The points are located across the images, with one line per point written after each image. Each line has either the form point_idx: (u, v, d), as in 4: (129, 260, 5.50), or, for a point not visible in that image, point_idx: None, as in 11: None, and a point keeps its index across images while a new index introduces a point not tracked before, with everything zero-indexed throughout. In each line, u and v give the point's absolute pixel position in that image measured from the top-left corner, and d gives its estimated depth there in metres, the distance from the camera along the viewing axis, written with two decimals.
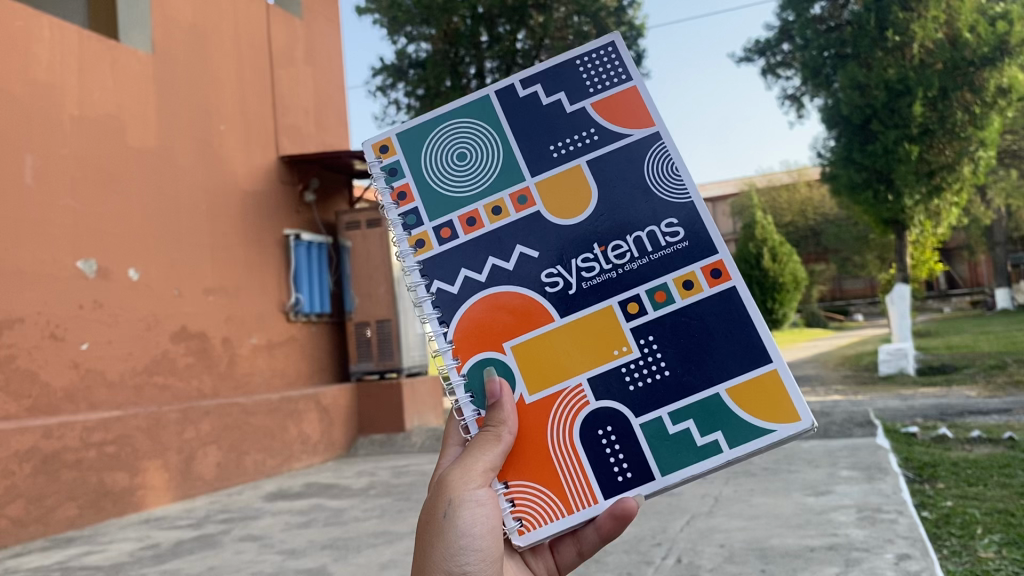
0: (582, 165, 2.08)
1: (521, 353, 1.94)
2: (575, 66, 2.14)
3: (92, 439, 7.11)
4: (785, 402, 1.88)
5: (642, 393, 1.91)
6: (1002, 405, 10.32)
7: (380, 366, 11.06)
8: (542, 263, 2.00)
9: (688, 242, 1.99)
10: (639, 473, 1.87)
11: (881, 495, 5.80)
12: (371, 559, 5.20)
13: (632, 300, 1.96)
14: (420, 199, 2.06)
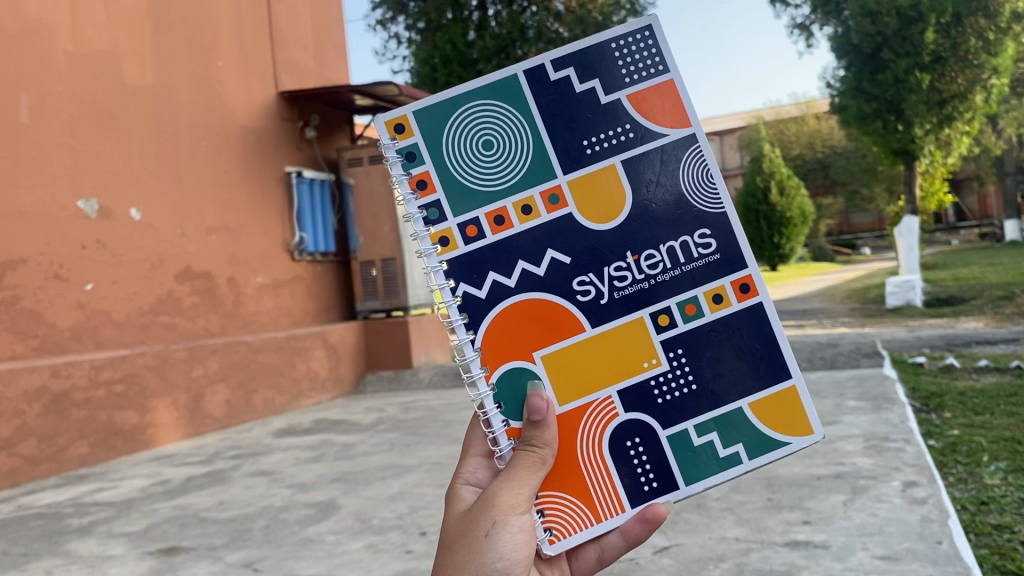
0: (618, 164, 1.82)
1: (554, 363, 1.75)
2: (610, 50, 1.83)
3: (101, 378, 7.14)
4: (803, 416, 1.76)
5: (669, 407, 1.76)
6: (1009, 335, 10.30)
7: (386, 304, 11.04)
8: (575, 272, 1.78)
9: (722, 254, 1.80)
10: (665, 482, 1.73)
11: (888, 425, 5.81)
12: (381, 491, 5.25)
13: (661, 313, 1.78)
14: (444, 192, 1.78)
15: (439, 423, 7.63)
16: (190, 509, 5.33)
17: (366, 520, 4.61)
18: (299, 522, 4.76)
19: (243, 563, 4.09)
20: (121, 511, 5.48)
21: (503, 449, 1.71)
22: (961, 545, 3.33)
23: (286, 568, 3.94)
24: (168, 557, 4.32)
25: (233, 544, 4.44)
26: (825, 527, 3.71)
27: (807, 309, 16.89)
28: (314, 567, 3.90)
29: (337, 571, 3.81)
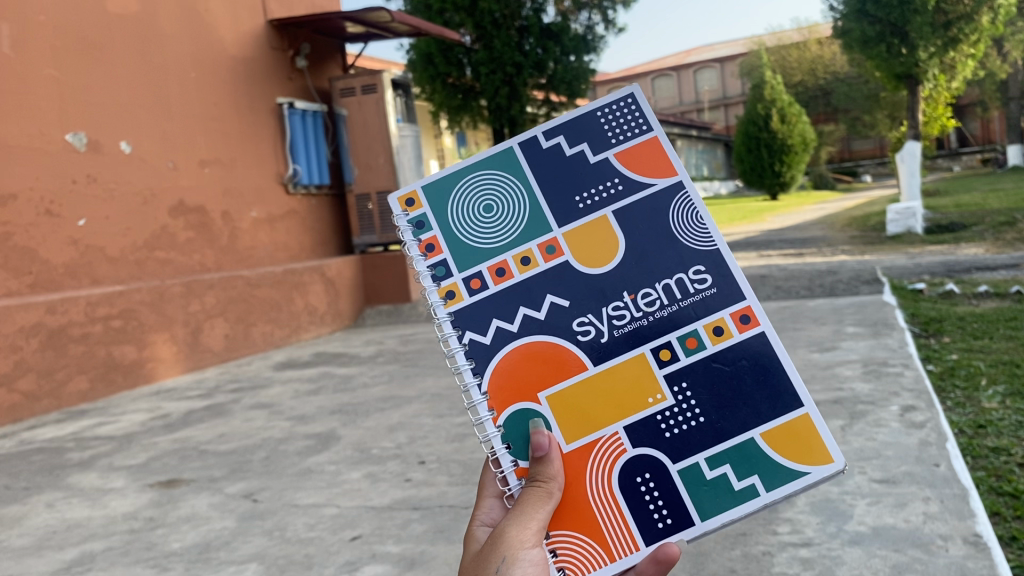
0: (609, 216, 1.73)
1: (562, 401, 1.61)
2: (598, 117, 1.77)
3: (98, 314, 7.12)
4: (819, 440, 1.57)
5: (676, 444, 1.58)
6: (1010, 260, 10.24)
7: (383, 237, 11.00)
8: (575, 313, 1.66)
9: (718, 289, 1.67)
10: (678, 518, 1.55)
11: (887, 350, 5.81)
12: (380, 422, 5.26)
13: (661, 347, 1.64)
14: (451, 251, 1.71)
15: (438, 355, 7.63)
16: (191, 442, 5.35)
17: (366, 450, 4.62)
18: (299, 452, 4.78)
19: (243, 494, 4.10)
20: (121, 445, 5.50)
21: (513, 488, 1.55)
22: (958, 467, 3.33)
23: (286, 498, 3.95)
24: (169, 489, 4.33)
25: (233, 476, 4.45)
26: None
27: (807, 237, 16.80)
28: (314, 497, 3.91)
29: (336, 500, 3.82)
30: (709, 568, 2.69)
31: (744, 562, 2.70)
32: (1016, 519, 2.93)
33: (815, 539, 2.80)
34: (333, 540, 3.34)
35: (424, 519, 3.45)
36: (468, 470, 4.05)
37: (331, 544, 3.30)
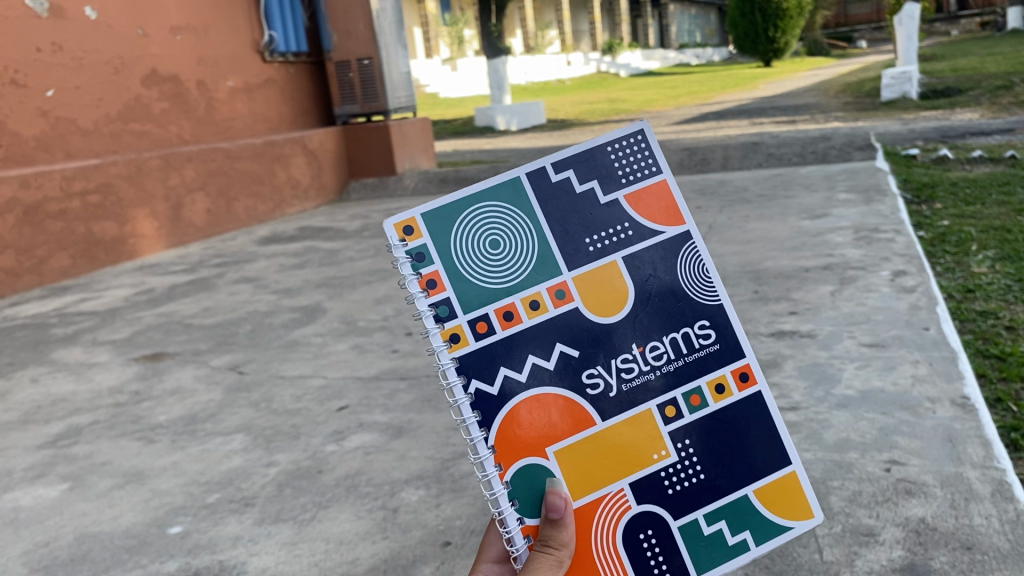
0: (619, 261, 1.37)
1: (579, 459, 1.32)
2: (608, 156, 1.37)
3: (74, 189, 6.93)
4: (801, 495, 1.35)
5: (677, 502, 1.33)
6: (1005, 126, 10.03)
7: (365, 108, 10.55)
8: (585, 368, 1.34)
9: (721, 346, 1.37)
10: (675, 566, 1.32)
11: (878, 217, 5.71)
12: (366, 295, 5.18)
13: (664, 403, 1.35)
14: (457, 287, 1.32)
15: None
16: (175, 316, 5.30)
17: (352, 322, 4.57)
18: (285, 325, 4.73)
19: (229, 367, 4.07)
20: (106, 320, 5.46)
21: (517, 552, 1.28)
22: (948, 331, 3.30)
23: (271, 370, 3.92)
24: (153, 363, 4.30)
25: (219, 348, 4.42)
26: (812, 319, 3.65)
27: (799, 105, 16.43)
28: (300, 369, 3.88)
29: (323, 373, 3.78)
30: None
31: None
32: (1001, 382, 2.88)
33: (802, 403, 2.76)
34: (319, 411, 3.31)
35: (411, 390, 3.42)
36: None
37: (318, 415, 3.27)
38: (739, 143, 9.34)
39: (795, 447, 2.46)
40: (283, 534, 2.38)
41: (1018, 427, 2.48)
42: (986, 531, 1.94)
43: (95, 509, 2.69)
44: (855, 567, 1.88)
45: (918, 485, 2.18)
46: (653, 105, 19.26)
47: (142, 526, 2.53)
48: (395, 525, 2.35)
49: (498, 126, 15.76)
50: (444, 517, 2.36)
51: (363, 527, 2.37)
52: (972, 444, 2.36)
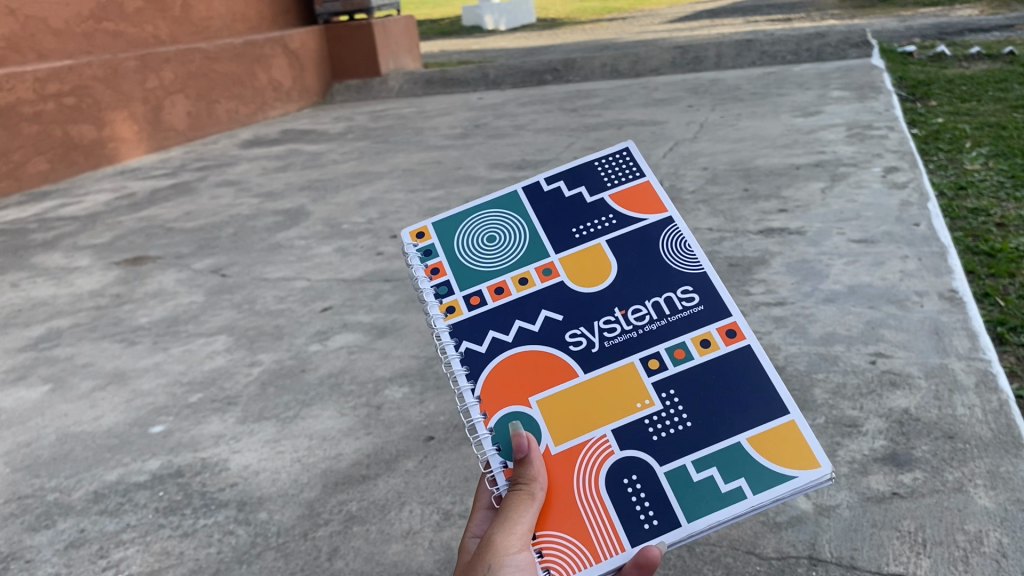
0: (604, 244, 1.29)
1: (561, 411, 1.16)
2: (594, 168, 1.36)
3: (48, 91, 6.73)
4: (801, 442, 1.10)
5: (662, 451, 1.12)
6: (1005, 21, 9.76)
7: (347, 6, 10.17)
8: (566, 328, 1.22)
9: (706, 307, 1.21)
10: (665, 518, 1.07)
11: (872, 114, 5.58)
12: (350, 198, 5.06)
13: (646, 356, 1.18)
14: (458, 273, 1.29)
15: (408, 129, 7.34)
16: (157, 220, 5.21)
17: (336, 225, 4.48)
18: (268, 228, 4.65)
19: (211, 270, 4.01)
20: (86, 225, 5.36)
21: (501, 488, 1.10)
22: (938, 227, 3.25)
23: (254, 273, 3.86)
24: (135, 267, 4.23)
25: (201, 252, 4.35)
26: (801, 216, 3.59)
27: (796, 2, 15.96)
28: (283, 271, 3.81)
29: (307, 275, 3.72)
30: None
31: None
32: (989, 278, 2.85)
33: (789, 299, 2.73)
34: (303, 312, 3.25)
35: (396, 290, 3.35)
36: None
37: (301, 316, 3.23)
38: (733, 40, 9.07)
39: (780, 343, 2.44)
40: (265, 432, 2.36)
41: (1004, 321, 2.46)
42: (969, 421, 1.93)
43: (77, 409, 2.67)
44: (838, 457, 1.87)
45: (902, 377, 2.17)
46: (645, 3, 18.70)
47: (124, 425, 2.52)
48: (379, 422, 2.33)
49: (486, 25, 15.31)
50: (427, 413, 2.34)
51: (346, 424, 2.35)
52: (958, 337, 2.34)
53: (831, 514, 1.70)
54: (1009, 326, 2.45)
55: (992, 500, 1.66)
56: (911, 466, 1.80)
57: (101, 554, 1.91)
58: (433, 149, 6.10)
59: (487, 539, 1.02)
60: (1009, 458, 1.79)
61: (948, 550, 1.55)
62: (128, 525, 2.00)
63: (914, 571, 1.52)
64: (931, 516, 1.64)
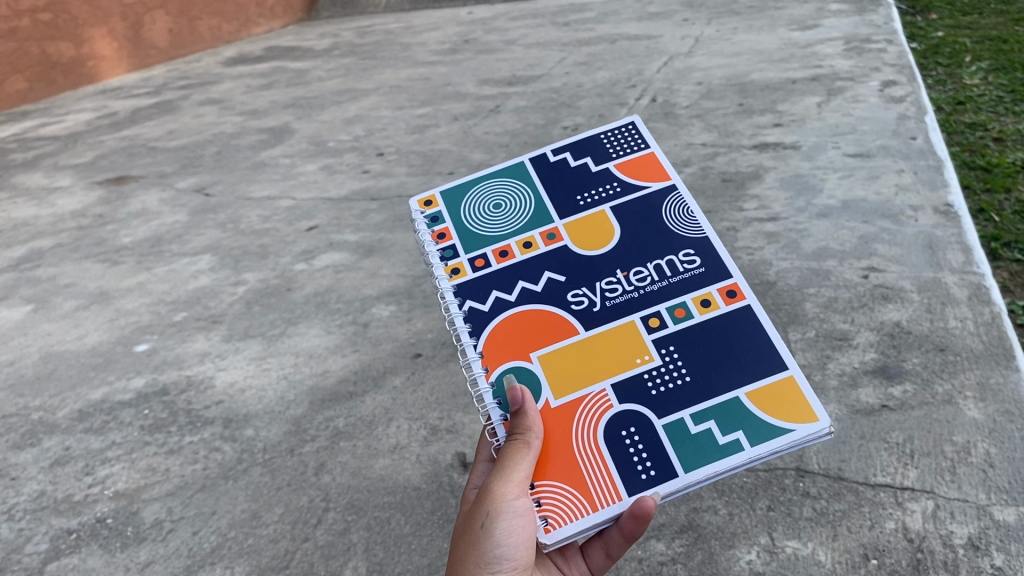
0: (608, 210, 1.22)
1: (562, 367, 1.09)
2: (600, 139, 1.30)
3: (22, 7, 6.51)
4: (799, 395, 1.04)
5: (661, 404, 1.06)
6: None
7: None
8: (568, 288, 1.15)
9: (709, 269, 1.14)
10: (662, 469, 1.02)
11: (872, 27, 5.42)
12: (335, 115, 4.93)
13: (647, 315, 1.11)
14: (464, 237, 1.22)
15: (395, 45, 7.13)
16: (139, 139, 5.09)
17: (322, 143, 4.37)
18: (252, 147, 4.55)
19: (195, 189, 3.93)
20: (67, 144, 5.24)
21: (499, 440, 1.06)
22: (935, 141, 3.19)
23: (239, 192, 3.79)
24: (117, 186, 4.15)
25: (185, 171, 4.26)
26: (796, 130, 3.52)
27: None
28: (268, 190, 3.74)
29: (292, 193, 3.63)
30: None
31: None
32: (985, 194, 2.80)
33: (782, 215, 2.68)
34: (288, 232, 3.17)
35: (384, 209, 3.23)
36: (429, 160, 3.69)
37: (286, 235, 3.15)
38: None
39: (772, 258, 2.40)
40: (251, 350, 2.33)
41: (999, 237, 2.43)
42: (961, 334, 1.91)
43: (61, 329, 2.66)
44: (828, 370, 1.86)
45: (895, 291, 2.14)
46: None
47: (108, 344, 2.50)
48: (366, 339, 2.28)
49: None
50: (415, 331, 2.27)
51: (333, 341, 2.30)
52: (953, 251, 2.30)
53: None
54: (1003, 242, 2.42)
55: (981, 413, 1.65)
56: (901, 380, 1.79)
57: (87, 472, 1.90)
58: (421, 66, 5.93)
59: (486, 488, 0.99)
60: (1001, 369, 1.77)
61: (936, 460, 1.55)
62: (113, 442, 1.99)
63: (901, 481, 1.52)
64: (921, 428, 1.63)
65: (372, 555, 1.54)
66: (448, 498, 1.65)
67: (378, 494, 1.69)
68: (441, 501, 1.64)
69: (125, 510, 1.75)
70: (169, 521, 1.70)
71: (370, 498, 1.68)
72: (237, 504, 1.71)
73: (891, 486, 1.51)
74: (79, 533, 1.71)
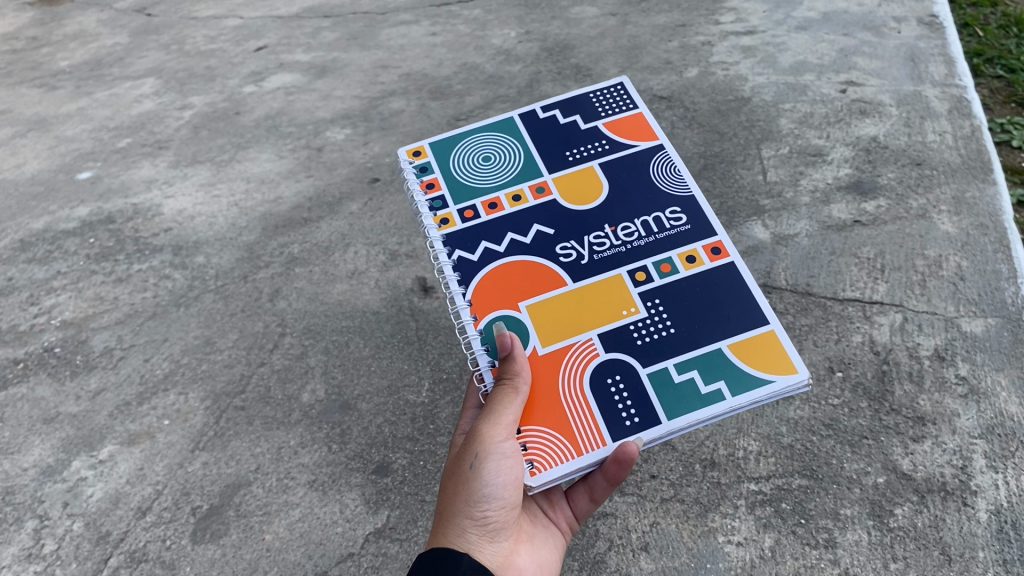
0: (597, 167, 1.07)
1: (551, 316, 0.96)
2: (588, 96, 1.14)
3: None
4: (782, 349, 0.92)
5: (648, 354, 0.93)
6: None
7: None
8: (558, 241, 1.01)
9: (695, 226, 1.00)
10: (646, 416, 0.90)
11: None
12: None
13: (634, 269, 0.98)
14: (454, 187, 1.05)
15: None
16: None
17: None
18: None
19: (136, 9, 3.64)
20: None
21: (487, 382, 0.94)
22: None
23: (183, 11, 3.52)
24: (50, 8, 3.85)
25: None
26: None
27: None
28: (214, 10, 3.47)
29: (239, 12, 3.38)
30: (641, 61, 2.40)
31: (682, 54, 2.42)
32: (970, 7, 2.60)
33: (759, 28, 2.53)
34: (236, 53, 2.97)
35: (337, 27, 3.01)
36: None
37: (234, 56, 2.95)
38: None
39: (747, 73, 2.27)
40: (199, 177, 2.21)
41: (982, 53, 2.30)
42: (939, 149, 1.84)
43: None
44: (800, 187, 1.79)
45: (873, 106, 2.04)
46: None
47: (49, 173, 2.36)
48: (320, 164, 2.16)
49: None
50: (372, 155, 2.16)
51: (286, 167, 2.18)
52: (934, 64, 2.19)
53: (790, 244, 1.64)
54: (986, 58, 2.29)
55: (955, 227, 1.60)
56: (875, 195, 1.73)
57: (32, 302, 1.82)
58: None
59: (473, 432, 0.89)
60: (976, 184, 1.71)
61: (906, 275, 1.51)
62: (58, 273, 1.91)
63: (870, 295, 1.48)
64: (893, 244, 1.59)
65: (330, 378, 1.50)
66: (407, 322, 1.60)
67: (336, 318, 1.64)
68: (401, 325, 1.59)
69: (73, 340, 1.69)
70: (120, 349, 1.65)
71: (328, 324, 1.63)
72: (189, 331, 1.66)
73: (860, 300, 1.48)
74: (26, 363, 1.66)
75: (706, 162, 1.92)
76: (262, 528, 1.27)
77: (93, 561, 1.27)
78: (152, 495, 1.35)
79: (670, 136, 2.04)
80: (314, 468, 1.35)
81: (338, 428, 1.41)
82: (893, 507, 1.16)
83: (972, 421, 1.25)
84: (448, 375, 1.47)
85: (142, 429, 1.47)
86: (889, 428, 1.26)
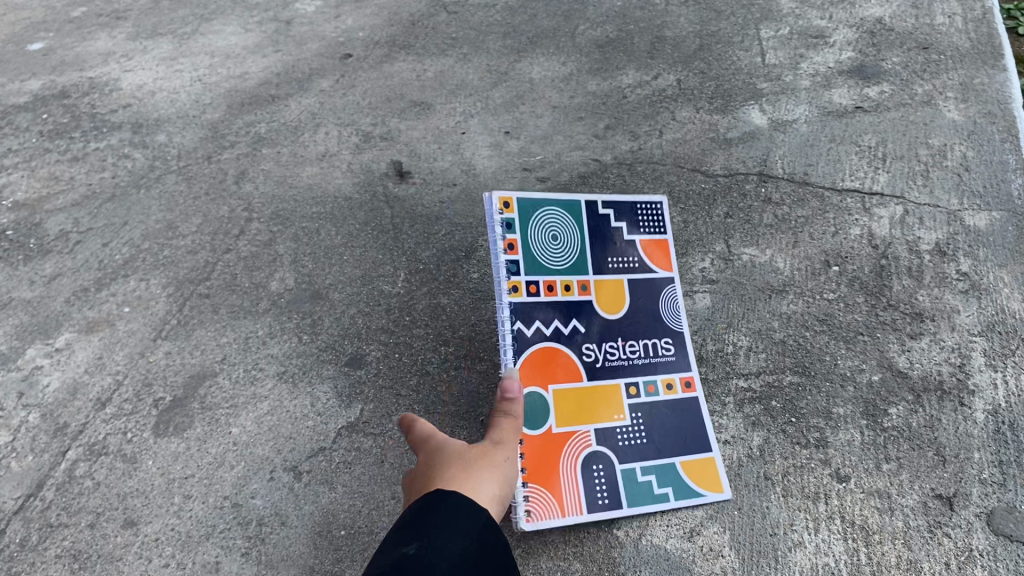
0: (626, 282, 1.18)
1: (569, 406, 1.08)
2: (631, 206, 1.23)
3: None
4: (717, 470, 1.07)
5: (624, 454, 1.08)
6: None
7: None
8: (585, 340, 1.13)
9: (677, 360, 1.16)
10: (613, 498, 1.04)
11: None
12: None
13: (629, 384, 1.13)
14: (528, 258, 1.13)
15: None
16: None
17: None
18: None
19: None
20: None
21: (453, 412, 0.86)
22: None
23: None
24: None
25: None
26: None
27: None
28: None
29: None
30: None
31: None
32: None
33: None
34: None
35: None
36: None
37: None
38: None
39: None
40: (159, 50, 2.07)
41: None
42: (947, 31, 1.74)
43: None
44: (800, 71, 1.69)
45: None
46: None
47: None
48: (289, 38, 2.02)
49: None
50: (344, 29, 2.02)
51: (251, 41, 2.04)
52: None
53: (787, 130, 1.55)
54: None
55: (961, 115, 1.52)
56: (879, 80, 1.63)
57: None
58: None
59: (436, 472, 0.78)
60: (986, 71, 1.62)
61: (908, 165, 1.44)
62: (8, 151, 1.78)
63: (870, 186, 1.41)
64: (896, 132, 1.51)
65: (301, 267, 1.43)
66: (382, 209, 1.51)
67: (306, 204, 1.54)
68: (376, 213, 1.51)
69: (26, 223, 1.59)
70: (76, 233, 1.55)
71: (297, 209, 1.54)
72: (150, 215, 1.56)
73: (859, 192, 1.41)
74: None
75: (701, 42, 1.81)
76: (230, 423, 1.21)
77: (50, 453, 1.20)
78: (112, 386, 1.28)
79: (663, 15, 1.91)
80: (284, 360, 1.29)
81: (309, 319, 1.34)
82: (888, 406, 1.12)
83: (972, 318, 1.20)
84: (426, 268, 1.39)
85: (101, 317, 1.39)
86: (886, 324, 1.21)
